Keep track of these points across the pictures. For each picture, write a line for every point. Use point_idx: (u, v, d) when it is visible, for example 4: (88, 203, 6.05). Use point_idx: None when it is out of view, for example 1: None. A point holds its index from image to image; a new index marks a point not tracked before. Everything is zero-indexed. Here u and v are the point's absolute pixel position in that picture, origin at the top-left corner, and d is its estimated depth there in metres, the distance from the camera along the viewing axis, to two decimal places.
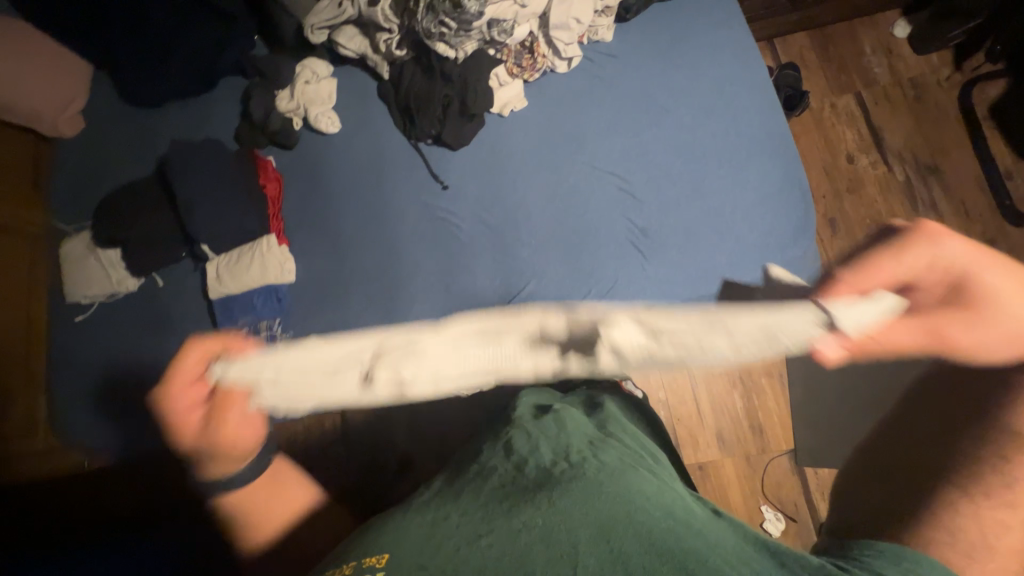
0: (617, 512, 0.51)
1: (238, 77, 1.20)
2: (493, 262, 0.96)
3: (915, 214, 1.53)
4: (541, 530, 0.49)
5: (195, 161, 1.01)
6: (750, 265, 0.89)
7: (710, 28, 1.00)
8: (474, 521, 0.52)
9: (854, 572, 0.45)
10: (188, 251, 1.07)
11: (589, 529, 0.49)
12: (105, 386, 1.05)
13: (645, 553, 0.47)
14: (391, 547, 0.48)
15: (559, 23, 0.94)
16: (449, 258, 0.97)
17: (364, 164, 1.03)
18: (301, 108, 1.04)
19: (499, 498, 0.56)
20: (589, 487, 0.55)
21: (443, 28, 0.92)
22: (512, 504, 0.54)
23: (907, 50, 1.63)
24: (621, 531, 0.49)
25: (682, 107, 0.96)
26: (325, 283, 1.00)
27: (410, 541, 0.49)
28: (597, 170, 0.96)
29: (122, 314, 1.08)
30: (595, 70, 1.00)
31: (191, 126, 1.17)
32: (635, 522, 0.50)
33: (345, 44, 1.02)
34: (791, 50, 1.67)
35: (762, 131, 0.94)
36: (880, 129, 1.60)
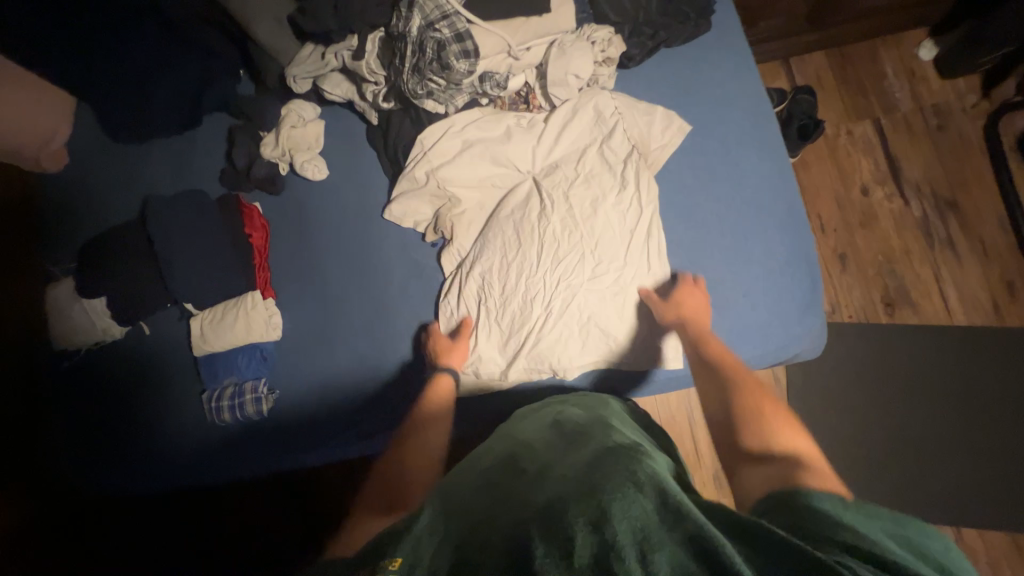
0: (604, 494, 0.52)
1: (222, 112, 1.15)
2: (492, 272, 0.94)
3: (931, 251, 1.47)
4: (541, 525, 0.51)
5: (175, 212, 0.97)
6: (748, 342, 0.84)
7: (718, 79, 0.94)
8: (481, 526, 0.55)
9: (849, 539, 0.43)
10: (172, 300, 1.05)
11: (587, 514, 0.50)
12: (88, 436, 1.03)
13: (632, 533, 0.47)
14: (405, 550, 0.50)
15: (557, 79, 0.89)
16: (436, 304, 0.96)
17: (352, 219, 1.01)
18: (287, 156, 1.00)
19: (505, 509, 0.57)
20: (587, 490, 0.54)
21: (430, 86, 0.88)
22: (518, 510, 0.55)
23: (932, 73, 1.55)
24: (619, 515, 0.49)
25: (685, 166, 0.91)
26: (312, 340, 0.99)
27: (428, 543, 0.52)
28: None
29: (108, 362, 1.07)
30: (593, 122, 0.92)
31: (176, 164, 1.13)
32: (622, 501, 0.51)
33: (331, 91, 0.96)
34: (807, 70, 1.58)
35: (769, 195, 0.88)
36: (898, 158, 1.52)
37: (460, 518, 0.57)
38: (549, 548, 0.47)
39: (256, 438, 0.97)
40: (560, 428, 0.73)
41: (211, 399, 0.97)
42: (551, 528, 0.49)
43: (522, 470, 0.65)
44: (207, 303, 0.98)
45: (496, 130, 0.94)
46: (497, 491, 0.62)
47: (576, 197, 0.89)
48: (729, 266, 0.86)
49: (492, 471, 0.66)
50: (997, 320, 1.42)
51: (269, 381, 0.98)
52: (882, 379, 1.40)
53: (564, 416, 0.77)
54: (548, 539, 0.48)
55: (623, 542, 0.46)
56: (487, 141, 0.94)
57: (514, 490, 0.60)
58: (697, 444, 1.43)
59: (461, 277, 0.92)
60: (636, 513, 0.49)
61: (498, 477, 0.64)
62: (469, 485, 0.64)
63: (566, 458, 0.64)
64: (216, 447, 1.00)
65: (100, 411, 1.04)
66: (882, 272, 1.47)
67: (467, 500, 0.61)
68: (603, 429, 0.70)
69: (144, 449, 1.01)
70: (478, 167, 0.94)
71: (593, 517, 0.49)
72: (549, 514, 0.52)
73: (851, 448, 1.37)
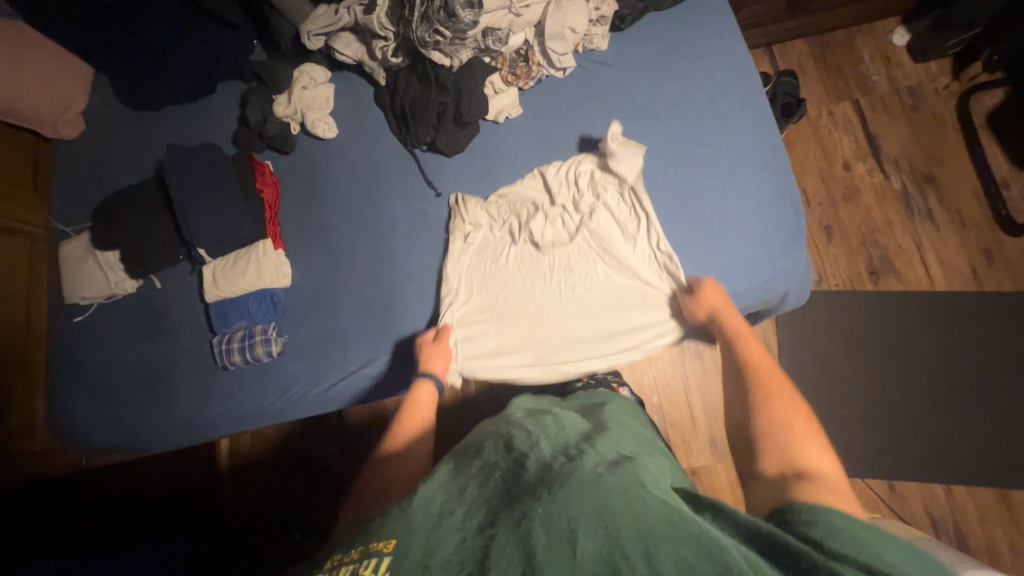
0: (615, 502, 0.51)
1: (237, 81, 1.20)
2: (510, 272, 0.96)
3: (912, 224, 1.53)
4: (542, 510, 0.50)
5: (187, 162, 1.01)
6: (740, 276, 0.88)
7: (705, 36, 0.99)
8: (476, 510, 0.54)
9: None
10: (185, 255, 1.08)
11: (588, 506, 0.50)
12: (101, 387, 1.06)
13: (635, 537, 0.47)
14: (398, 532, 0.51)
15: (555, 32, 0.93)
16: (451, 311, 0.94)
17: (362, 173, 1.06)
18: (298, 114, 1.06)
19: (502, 496, 0.56)
20: (586, 477, 0.55)
21: (437, 37, 0.90)
22: (511, 497, 0.55)
23: (906, 58, 1.64)
24: (622, 511, 0.50)
25: (675, 117, 0.95)
26: (320, 286, 1.03)
27: (421, 528, 0.52)
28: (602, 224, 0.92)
29: (119, 316, 1.09)
30: (588, 79, 1.00)
31: (188, 128, 1.18)
32: (630, 512, 0.49)
33: (342, 51, 1.02)
34: (789, 57, 1.68)
35: (753, 140, 0.93)
36: (877, 137, 1.60)
37: (454, 498, 0.57)
38: (548, 540, 0.47)
39: (264, 380, 1.01)
40: (564, 424, 0.72)
41: (222, 342, 1.01)
42: (553, 517, 0.49)
43: (517, 452, 0.63)
44: (221, 252, 1.02)
45: (506, 234, 0.98)
46: (493, 472, 0.61)
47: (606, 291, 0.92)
48: (718, 203, 0.91)
49: (496, 461, 0.63)
50: (977, 285, 1.48)
51: (279, 326, 1.02)
52: (868, 344, 1.46)
53: (562, 416, 0.76)
54: (554, 534, 0.48)
55: (626, 537, 0.47)
56: (508, 256, 0.97)
57: (510, 474, 0.59)
58: (694, 412, 1.46)
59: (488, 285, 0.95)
60: (639, 509, 0.50)
61: (500, 466, 0.61)
62: (473, 473, 0.61)
63: (565, 449, 0.64)
64: (223, 394, 1.02)
65: (114, 359, 1.07)
66: (865, 243, 1.54)
67: (468, 488, 0.58)
68: (605, 433, 0.70)
69: (154, 398, 1.04)
70: (505, 275, 0.97)
71: (597, 514, 0.49)
72: (547, 502, 0.51)
73: (842, 410, 1.42)
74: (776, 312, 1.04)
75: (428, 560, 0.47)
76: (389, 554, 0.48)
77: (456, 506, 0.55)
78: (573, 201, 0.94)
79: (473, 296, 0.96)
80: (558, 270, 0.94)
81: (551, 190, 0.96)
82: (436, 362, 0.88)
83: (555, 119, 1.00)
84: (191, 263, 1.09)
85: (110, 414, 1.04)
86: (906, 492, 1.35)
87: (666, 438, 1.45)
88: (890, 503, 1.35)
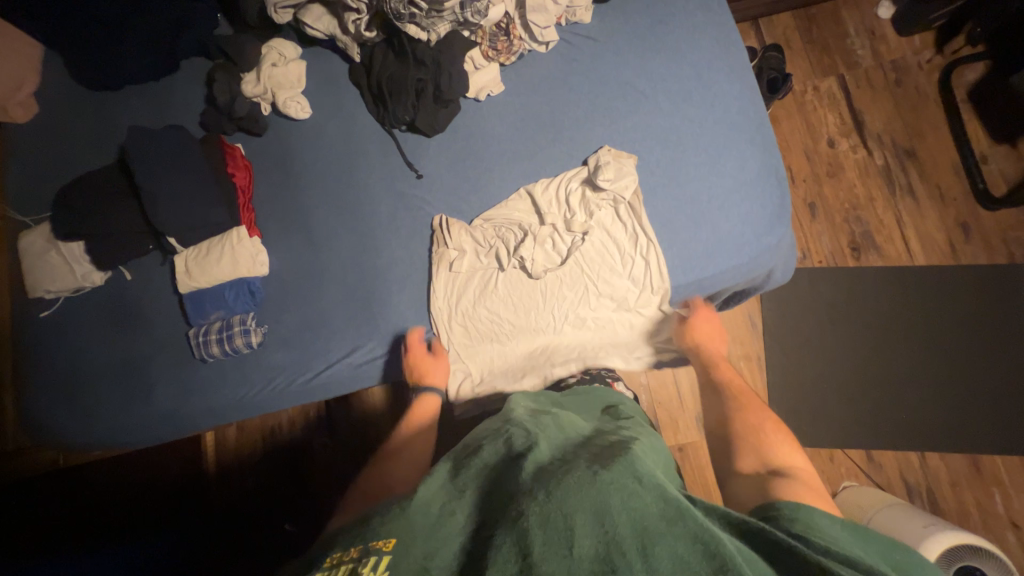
0: (613, 499, 0.50)
1: (202, 58, 1.13)
2: (502, 299, 0.94)
3: (893, 199, 1.55)
4: (539, 503, 0.50)
5: (153, 145, 0.96)
6: (725, 254, 0.88)
7: (690, 8, 0.96)
8: (477, 514, 0.55)
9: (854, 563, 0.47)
10: (156, 244, 1.04)
11: (587, 503, 0.50)
12: (75, 383, 1.02)
13: (634, 536, 0.47)
14: (397, 531, 0.50)
15: (536, 5, 0.90)
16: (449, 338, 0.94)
17: (339, 155, 1.02)
18: (269, 93, 1.00)
19: (501, 496, 0.56)
20: (584, 473, 0.55)
21: (412, 10, 0.86)
22: (509, 495, 0.55)
23: (890, 31, 1.63)
24: (621, 509, 0.50)
25: (661, 93, 0.93)
26: (300, 275, 1.00)
27: (420, 527, 0.52)
28: (597, 241, 0.91)
29: (89, 310, 1.04)
30: (572, 54, 0.97)
31: (151, 111, 1.11)
32: (629, 510, 0.50)
33: (312, 25, 0.96)
34: (775, 31, 1.66)
35: (740, 116, 0.91)
36: (861, 112, 1.60)
37: (454, 500, 0.57)
38: (546, 537, 0.47)
39: (246, 373, 0.98)
40: (563, 425, 0.72)
41: (198, 335, 0.97)
42: (549, 512, 0.49)
43: (516, 450, 0.63)
44: (193, 241, 0.97)
45: (493, 259, 0.95)
46: (493, 475, 0.60)
47: (598, 318, 0.93)
48: (705, 181, 0.89)
49: (495, 463, 0.62)
50: (954, 259, 1.50)
51: (257, 317, 0.99)
52: (848, 319, 1.48)
53: (561, 417, 0.75)
54: (551, 531, 0.47)
55: (624, 535, 0.47)
56: (498, 282, 0.95)
57: (507, 474, 0.59)
58: (680, 390, 1.48)
59: (481, 313, 0.94)
60: (636, 505, 0.50)
61: (499, 468, 0.61)
62: (472, 475, 0.61)
63: (566, 453, 0.63)
64: (202, 388, 0.99)
65: (86, 353, 1.03)
66: (848, 219, 1.55)
67: (467, 492, 0.58)
68: (605, 435, 0.70)
69: (132, 394, 1.00)
70: (497, 302, 0.94)
71: (595, 511, 0.49)
72: (545, 497, 0.51)
73: (823, 384, 1.46)
74: (762, 289, 1.04)
75: (429, 563, 0.48)
76: (389, 554, 0.48)
77: (455, 509, 0.55)
78: (564, 221, 0.91)
79: (468, 331, 0.94)
80: (553, 296, 0.92)
81: (539, 209, 0.92)
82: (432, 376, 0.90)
83: (539, 96, 0.97)
84: (163, 253, 1.05)
85: (87, 411, 1.00)
86: (883, 461, 1.40)
87: (653, 417, 1.47)
88: (867, 471, 1.40)
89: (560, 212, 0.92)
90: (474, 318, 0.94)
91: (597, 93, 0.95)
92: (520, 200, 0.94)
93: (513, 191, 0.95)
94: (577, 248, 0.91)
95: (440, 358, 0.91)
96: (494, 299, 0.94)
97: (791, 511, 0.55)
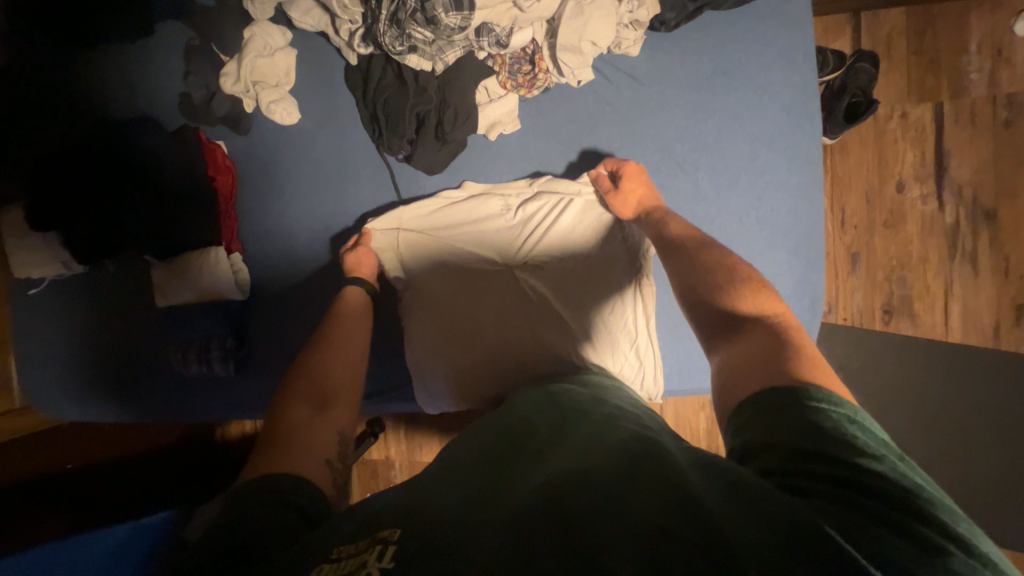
0: (591, 475, 0.46)
1: (177, 22, 0.94)
2: (493, 308, 0.85)
3: (949, 263, 1.37)
4: (523, 494, 0.46)
5: (149, 147, 0.90)
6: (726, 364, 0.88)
7: (766, 63, 0.87)
8: (466, 494, 0.49)
9: (889, 490, 0.42)
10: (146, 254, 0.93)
11: (570, 487, 0.45)
12: (50, 364, 0.99)
13: (623, 524, 0.40)
14: (401, 520, 0.47)
15: (570, 44, 0.80)
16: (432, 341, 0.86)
17: (327, 171, 0.93)
18: (252, 92, 0.87)
19: (491, 484, 0.50)
20: (566, 462, 0.49)
21: (412, 41, 0.79)
22: (498, 485, 0.50)
23: (1021, 55, 1.32)
24: (603, 495, 0.43)
25: (703, 168, 0.88)
26: (283, 299, 0.96)
27: (416, 509, 0.49)
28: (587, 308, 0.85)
29: (57, 299, 0.99)
30: (608, 95, 0.88)
31: (110, 85, 0.95)
32: (614, 488, 0.44)
33: (301, 20, 0.85)
34: (878, 31, 1.35)
35: (788, 208, 0.88)
36: (948, 154, 1.35)
37: (445, 483, 0.53)
38: (530, 535, 0.41)
39: (223, 389, 0.97)
40: (562, 401, 0.65)
41: (178, 351, 0.95)
42: (530, 502, 0.45)
43: (510, 440, 0.58)
44: (168, 255, 0.92)
45: (480, 256, 0.87)
46: (487, 456, 0.56)
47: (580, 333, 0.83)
48: (728, 265, 0.75)
49: (488, 446, 0.58)
50: (994, 343, 1.36)
51: (237, 338, 0.96)
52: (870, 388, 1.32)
53: (563, 389, 0.70)
54: (538, 512, 0.43)
55: (604, 518, 0.41)
56: (487, 280, 0.86)
57: (498, 464, 0.54)
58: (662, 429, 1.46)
59: (460, 311, 0.85)
60: (624, 487, 0.44)
61: (493, 451, 0.57)
62: (465, 459, 0.57)
63: (562, 433, 0.56)
64: (182, 396, 0.99)
65: (51, 347, 0.99)
66: (891, 278, 1.39)
67: (455, 472, 0.54)
68: (599, 404, 0.63)
69: (114, 388, 0.99)
70: (477, 306, 0.85)
71: (577, 494, 0.44)
72: (531, 495, 0.46)
73: None
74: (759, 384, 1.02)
75: (430, 534, 0.44)
76: (396, 542, 0.44)
77: (463, 485, 0.51)
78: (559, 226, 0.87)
79: (440, 330, 0.85)
80: (563, 328, 0.84)
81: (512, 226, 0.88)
82: (361, 269, 0.88)
83: (558, 143, 0.89)
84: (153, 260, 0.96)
85: (67, 395, 0.99)
86: None
87: None
88: None
89: (556, 214, 0.87)
90: (447, 313, 0.85)
91: (623, 149, 0.89)
92: (515, 241, 0.87)
93: (497, 211, 0.88)
94: (579, 257, 0.86)
95: (366, 250, 0.88)
96: (479, 292, 0.86)
97: (806, 412, 0.50)
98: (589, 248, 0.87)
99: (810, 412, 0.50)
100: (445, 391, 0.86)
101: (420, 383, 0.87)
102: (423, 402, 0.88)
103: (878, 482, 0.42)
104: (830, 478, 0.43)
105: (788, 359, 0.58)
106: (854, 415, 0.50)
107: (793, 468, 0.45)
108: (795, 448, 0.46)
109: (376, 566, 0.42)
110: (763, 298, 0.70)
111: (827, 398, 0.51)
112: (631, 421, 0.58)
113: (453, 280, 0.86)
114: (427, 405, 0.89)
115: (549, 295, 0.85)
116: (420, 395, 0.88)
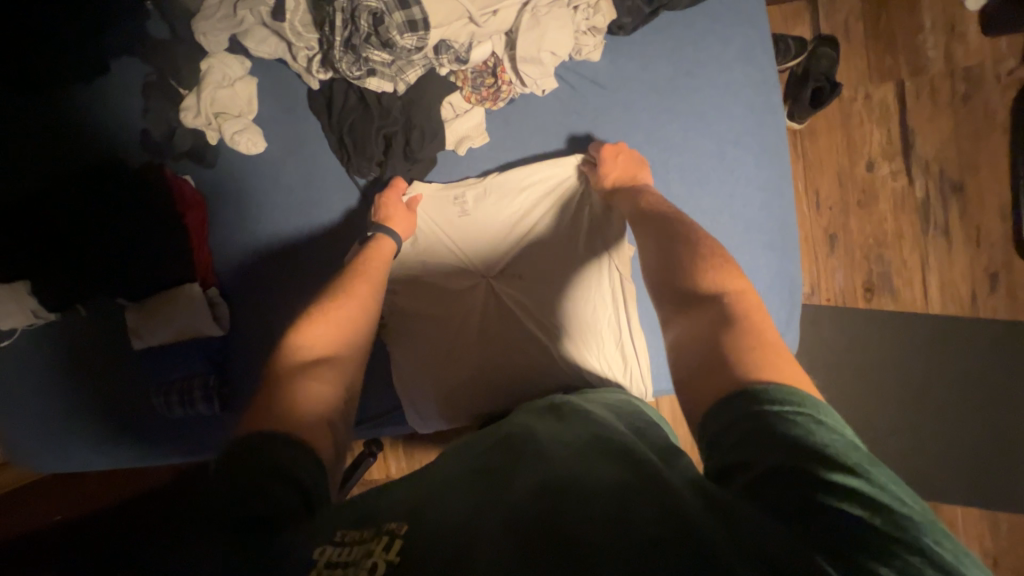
0: (569, 506, 0.44)
1: (133, 59, 0.93)
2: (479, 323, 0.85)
3: (923, 237, 1.38)
4: (499, 523, 0.44)
5: (116, 188, 0.88)
6: None
7: (725, 59, 0.89)
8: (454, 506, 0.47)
9: (865, 511, 0.41)
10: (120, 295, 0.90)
11: (546, 520, 0.43)
12: (26, 416, 0.95)
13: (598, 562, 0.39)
14: (408, 517, 0.46)
15: (529, 56, 0.81)
16: (419, 362, 0.85)
17: (299, 198, 0.92)
18: (214, 125, 0.86)
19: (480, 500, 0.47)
20: (545, 484, 0.47)
21: (372, 63, 0.80)
22: (485, 500, 0.47)
23: (973, 30, 1.35)
24: (580, 529, 0.41)
25: (673, 168, 0.88)
26: (263, 332, 0.94)
27: (428, 508, 0.47)
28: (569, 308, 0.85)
29: (30, 353, 0.95)
30: (574, 102, 0.88)
31: (66, 129, 0.93)
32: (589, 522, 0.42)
33: (257, 49, 0.85)
34: (836, 16, 1.37)
35: (761, 203, 0.89)
36: (913, 131, 1.38)
37: (447, 486, 0.50)
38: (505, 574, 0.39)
39: (210, 427, 0.95)
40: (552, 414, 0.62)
41: (158, 394, 0.92)
42: (506, 535, 0.42)
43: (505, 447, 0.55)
44: (140, 296, 0.90)
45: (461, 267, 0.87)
46: (474, 467, 0.53)
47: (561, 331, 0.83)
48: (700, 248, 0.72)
49: (483, 452, 0.55)
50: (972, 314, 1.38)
51: (219, 375, 0.93)
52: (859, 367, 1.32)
53: (569, 400, 0.67)
54: (513, 549, 0.41)
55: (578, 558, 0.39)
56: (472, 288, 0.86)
57: (487, 475, 0.51)
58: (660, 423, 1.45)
59: (442, 330, 0.85)
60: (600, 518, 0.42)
61: (484, 458, 0.54)
62: (452, 469, 0.54)
63: (553, 445, 0.53)
64: (168, 438, 0.96)
65: (27, 400, 0.95)
66: (869, 257, 1.39)
67: (450, 477, 0.52)
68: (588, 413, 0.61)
69: (97, 435, 0.96)
70: (461, 319, 0.85)
71: (552, 530, 0.42)
72: (505, 525, 0.43)
73: None
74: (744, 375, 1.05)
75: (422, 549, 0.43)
76: (403, 537, 0.44)
77: (459, 489, 0.49)
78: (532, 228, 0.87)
79: (424, 350, 0.85)
80: (546, 331, 0.84)
81: (485, 232, 0.87)
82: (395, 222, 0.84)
83: (527, 154, 0.89)
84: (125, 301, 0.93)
85: (44, 447, 0.95)
86: None
87: None
88: None
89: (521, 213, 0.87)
90: (430, 329, 0.85)
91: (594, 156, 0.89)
92: (491, 245, 0.87)
93: (469, 215, 0.87)
94: (563, 258, 0.86)
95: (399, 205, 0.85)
96: (462, 306, 0.85)
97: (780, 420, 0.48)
98: (565, 244, 0.87)
99: (788, 423, 0.47)
100: (434, 413, 0.85)
101: (411, 404, 0.86)
102: (413, 424, 0.87)
103: (852, 503, 0.41)
104: (806, 496, 0.42)
105: (772, 350, 0.57)
106: (822, 414, 0.49)
107: (768, 486, 0.44)
108: (775, 465, 0.45)
109: (384, 558, 0.42)
110: (726, 271, 0.68)
111: (802, 400, 0.49)
112: (620, 430, 0.56)
113: (438, 294, 0.86)
114: (419, 425, 0.88)
115: (535, 301, 0.85)
116: (410, 418, 0.86)
